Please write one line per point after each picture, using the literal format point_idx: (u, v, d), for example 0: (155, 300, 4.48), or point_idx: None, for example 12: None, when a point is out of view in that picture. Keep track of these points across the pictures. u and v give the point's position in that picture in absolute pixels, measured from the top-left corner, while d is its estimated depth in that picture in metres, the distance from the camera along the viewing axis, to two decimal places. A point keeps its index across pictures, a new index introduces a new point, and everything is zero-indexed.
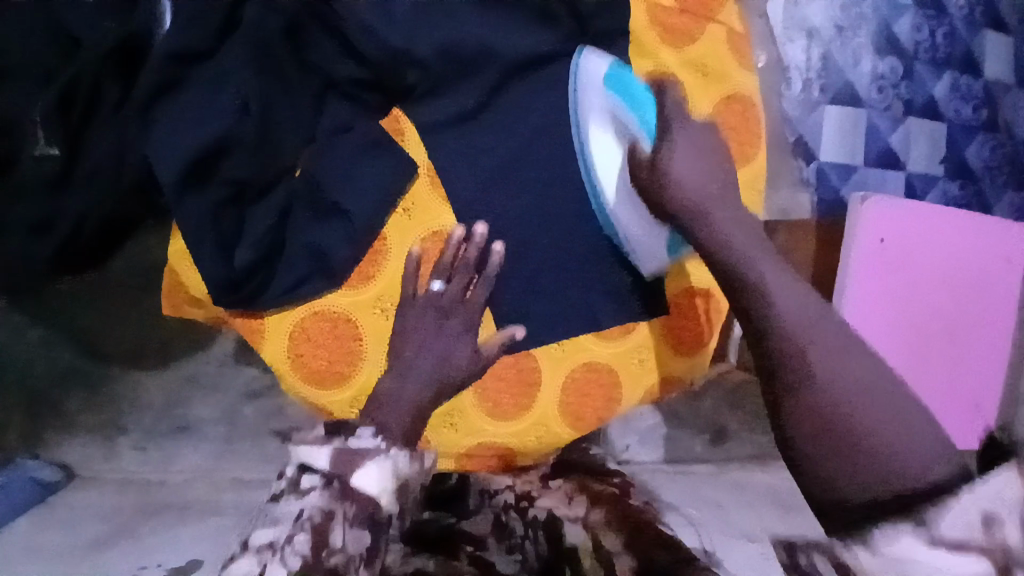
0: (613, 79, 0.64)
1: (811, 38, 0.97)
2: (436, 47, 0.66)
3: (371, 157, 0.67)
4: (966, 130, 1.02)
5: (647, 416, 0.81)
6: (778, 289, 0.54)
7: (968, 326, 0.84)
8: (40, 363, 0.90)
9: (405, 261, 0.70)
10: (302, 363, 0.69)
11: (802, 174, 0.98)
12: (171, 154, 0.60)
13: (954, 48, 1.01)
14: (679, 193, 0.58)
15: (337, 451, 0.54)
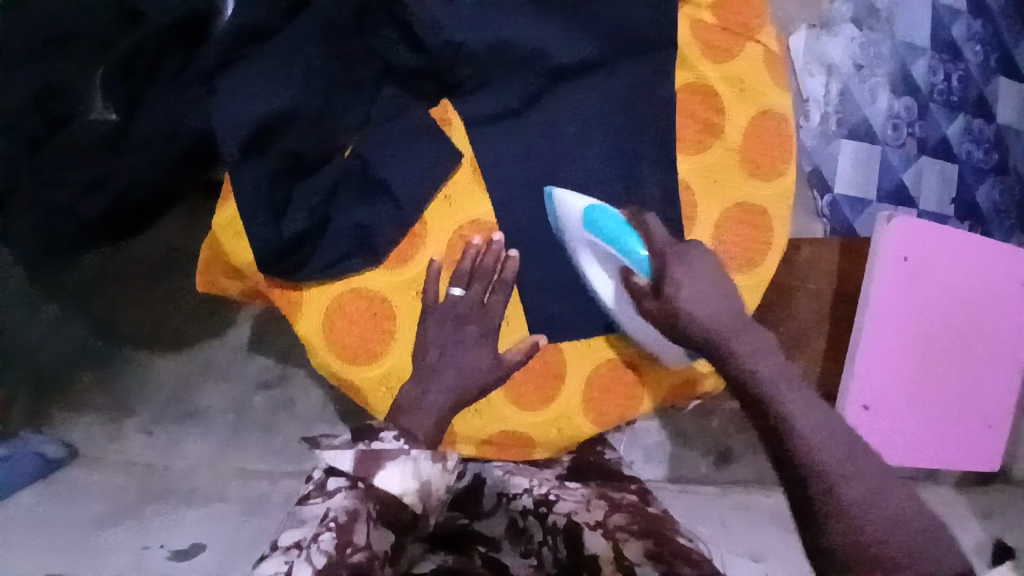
0: (590, 221, 0.68)
1: (830, 73, 1.07)
2: (491, 42, 0.68)
3: (419, 143, 0.69)
4: (976, 172, 1.11)
5: (651, 431, 1.04)
6: (807, 419, 0.54)
7: (986, 346, 0.87)
8: (49, 338, 0.96)
9: (442, 247, 0.72)
10: (335, 339, 0.70)
11: (817, 204, 1.07)
12: (234, 121, 0.61)
13: (968, 92, 1.11)
14: (701, 322, 0.60)
15: (361, 454, 0.60)
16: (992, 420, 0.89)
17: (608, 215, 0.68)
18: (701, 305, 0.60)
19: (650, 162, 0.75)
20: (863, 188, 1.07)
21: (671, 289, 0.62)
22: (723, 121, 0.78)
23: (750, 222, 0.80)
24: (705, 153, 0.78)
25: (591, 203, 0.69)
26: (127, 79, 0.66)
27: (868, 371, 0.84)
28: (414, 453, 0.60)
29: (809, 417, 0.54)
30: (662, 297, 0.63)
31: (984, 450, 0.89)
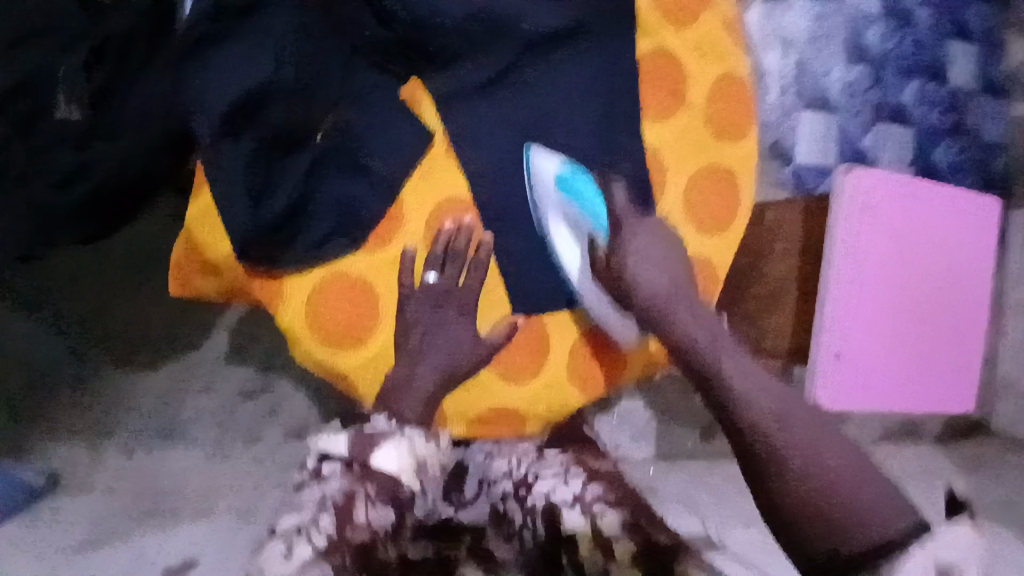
0: (563, 184, 0.74)
1: (786, 47, 1.09)
2: (459, 19, 0.70)
3: (392, 122, 0.70)
4: (933, 136, 1.13)
5: (638, 413, 1.05)
6: (745, 384, 0.63)
7: (953, 291, 0.90)
8: (31, 354, 0.97)
9: (421, 227, 0.72)
10: (318, 324, 0.70)
11: (781, 176, 1.09)
12: (217, 95, 0.62)
13: (922, 56, 1.11)
14: (650, 296, 0.70)
15: (355, 437, 0.60)
16: (964, 362, 0.92)
17: (577, 175, 0.74)
18: (645, 278, 0.71)
19: (622, 129, 0.77)
20: (825, 155, 1.09)
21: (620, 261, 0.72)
22: (686, 87, 0.80)
23: (720, 184, 0.82)
24: (673, 119, 0.80)
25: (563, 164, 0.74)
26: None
27: (840, 323, 0.86)
28: (408, 433, 0.61)
29: (744, 377, 0.63)
30: (612, 267, 0.73)
31: (955, 391, 0.93)
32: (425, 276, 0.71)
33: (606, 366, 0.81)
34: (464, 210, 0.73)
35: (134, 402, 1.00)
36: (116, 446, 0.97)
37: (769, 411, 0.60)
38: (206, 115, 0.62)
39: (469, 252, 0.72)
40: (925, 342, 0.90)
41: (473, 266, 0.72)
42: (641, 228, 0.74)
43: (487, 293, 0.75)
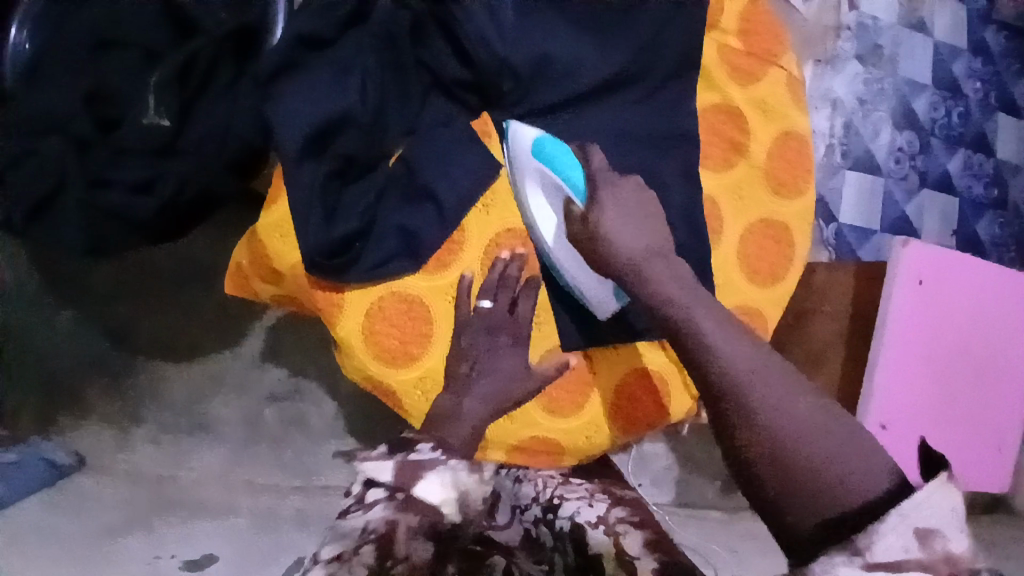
0: (539, 150, 0.69)
1: (836, 108, 1.10)
2: (534, 56, 0.71)
3: (464, 152, 0.73)
4: (976, 208, 1.18)
5: (662, 461, 1.03)
6: (722, 343, 0.58)
7: (997, 374, 0.89)
8: (65, 342, 0.98)
9: (479, 253, 0.74)
10: (375, 341, 0.71)
11: (823, 234, 1.10)
12: (298, 119, 0.63)
13: (968, 128, 1.17)
14: (621, 252, 0.64)
15: (400, 463, 0.65)
16: (1001, 443, 0.90)
17: (552, 139, 0.69)
18: (623, 237, 0.64)
19: (677, 175, 0.78)
20: (869, 218, 1.11)
21: (595, 218, 0.65)
22: (748, 140, 0.81)
23: (773, 237, 0.83)
24: (731, 171, 0.81)
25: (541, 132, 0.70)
26: (182, 83, 0.69)
27: (886, 393, 0.84)
28: (451, 464, 0.66)
29: (725, 341, 0.58)
30: (587, 228, 0.66)
31: (995, 471, 0.89)
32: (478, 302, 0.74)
33: (650, 409, 0.79)
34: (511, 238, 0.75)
35: (161, 397, 1.01)
36: (142, 438, 0.99)
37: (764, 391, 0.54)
38: (291, 133, 0.63)
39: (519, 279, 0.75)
40: (969, 425, 0.88)
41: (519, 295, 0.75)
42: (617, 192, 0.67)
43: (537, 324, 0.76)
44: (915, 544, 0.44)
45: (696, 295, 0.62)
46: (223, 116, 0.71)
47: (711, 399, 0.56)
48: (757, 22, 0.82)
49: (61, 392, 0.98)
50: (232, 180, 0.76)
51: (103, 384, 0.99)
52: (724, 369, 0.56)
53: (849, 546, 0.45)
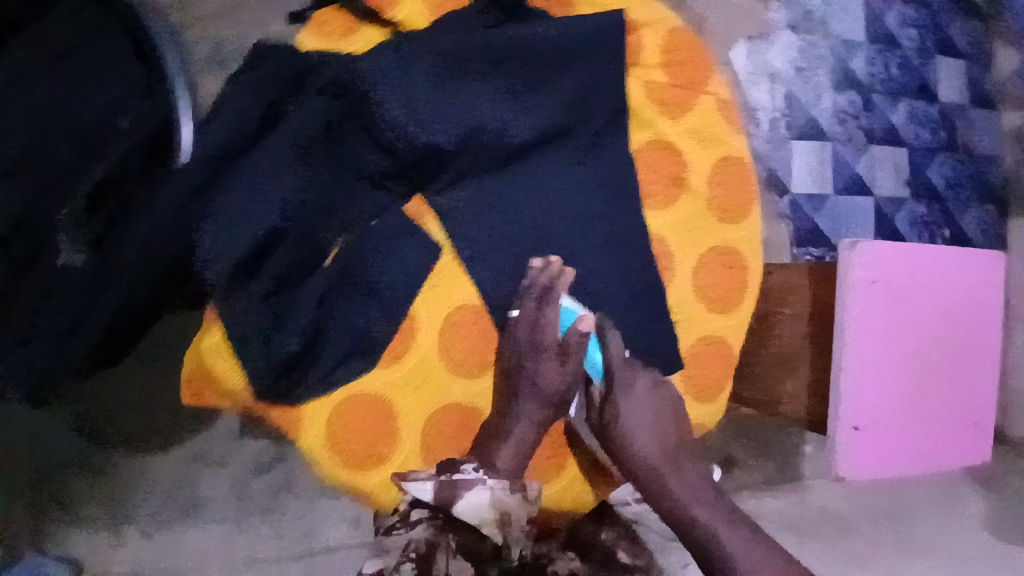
0: (569, 330, 0.73)
1: (775, 81, 1.07)
2: (456, 132, 0.69)
3: (408, 242, 0.70)
4: (927, 152, 1.14)
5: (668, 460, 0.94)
6: (742, 554, 0.61)
7: (963, 352, 0.88)
8: (43, 441, 0.73)
9: (436, 336, 0.72)
10: (340, 447, 0.71)
11: (779, 207, 1.08)
12: (229, 243, 0.61)
13: (909, 79, 1.13)
14: (641, 455, 0.71)
15: (443, 483, 0.68)
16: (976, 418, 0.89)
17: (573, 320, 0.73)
18: (641, 440, 0.71)
19: (627, 218, 0.77)
20: (821, 184, 1.08)
21: (612, 409, 0.72)
22: (686, 172, 0.81)
23: (728, 264, 0.82)
24: (677, 205, 0.80)
25: (570, 306, 0.73)
26: (92, 216, 0.53)
27: (856, 395, 0.82)
28: (491, 483, 0.69)
29: (746, 553, 0.60)
30: (605, 412, 0.73)
31: (972, 445, 0.90)
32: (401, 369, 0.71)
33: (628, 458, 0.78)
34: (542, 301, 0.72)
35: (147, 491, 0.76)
36: (138, 530, 0.75)
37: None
38: (223, 259, 0.61)
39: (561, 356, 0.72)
40: (943, 408, 0.87)
41: (568, 355, 0.72)
42: (634, 387, 0.73)
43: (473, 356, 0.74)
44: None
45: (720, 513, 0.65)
46: (150, 229, 0.57)
47: None
48: (681, 49, 0.82)
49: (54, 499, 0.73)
50: (180, 295, 0.65)
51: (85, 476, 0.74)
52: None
53: None
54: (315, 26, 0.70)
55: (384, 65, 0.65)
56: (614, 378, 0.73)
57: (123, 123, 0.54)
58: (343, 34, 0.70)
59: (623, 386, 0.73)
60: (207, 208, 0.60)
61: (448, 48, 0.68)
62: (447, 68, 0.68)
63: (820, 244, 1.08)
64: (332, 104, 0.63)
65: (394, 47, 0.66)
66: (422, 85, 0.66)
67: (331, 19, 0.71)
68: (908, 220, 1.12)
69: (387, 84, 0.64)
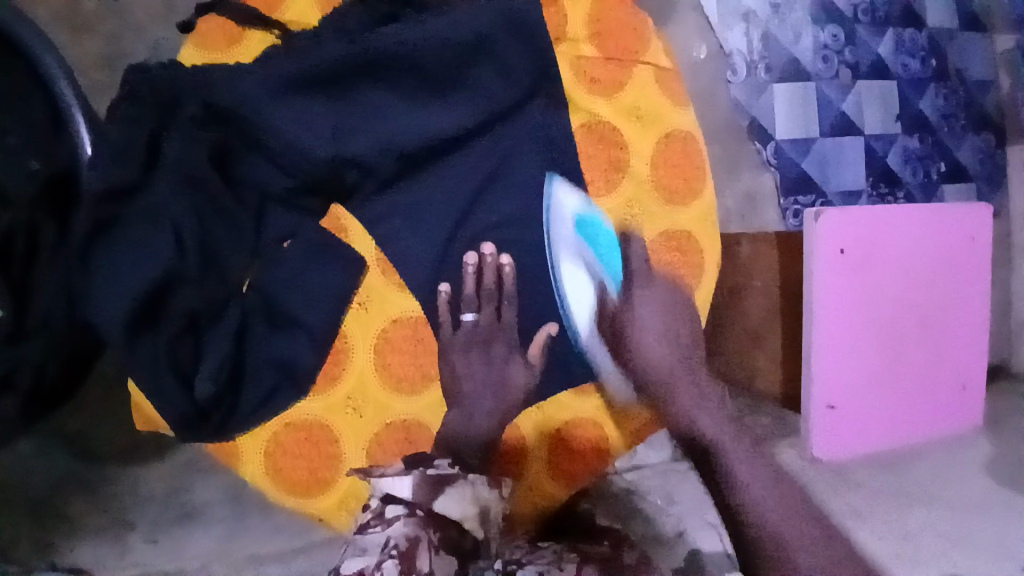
0: (582, 224, 0.74)
1: (749, 21, 0.86)
2: (376, 146, 0.65)
3: (327, 261, 0.68)
4: (917, 85, 0.91)
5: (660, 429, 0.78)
6: (749, 486, 0.74)
7: (944, 314, 0.82)
8: (34, 472, 0.67)
9: (371, 355, 0.70)
10: (283, 477, 0.69)
11: (761, 156, 0.86)
12: (122, 296, 0.60)
13: (893, 6, 0.90)
14: (646, 364, 0.77)
15: (421, 479, 0.66)
16: (963, 384, 0.83)
17: (597, 222, 0.75)
18: (652, 351, 0.77)
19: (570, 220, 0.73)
20: (805, 126, 0.87)
21: (627, 316, 0.76)
22: (627, 155, 0.75)
23: (677, 249, 0.78)
24: (617, 191, 0.75)
25: (587, 207, 0.74)
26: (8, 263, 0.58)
27: (828, 373, 0.77)
28: (473, 479, 0.68)
29: (748, 476, 0.74)
30: (618, 324, 0.76)
31: (957, 409, 0.83)
32: (341, 389, 0.69)
33: (590, 456, 0.76)
34: (499, 301, 0.72)
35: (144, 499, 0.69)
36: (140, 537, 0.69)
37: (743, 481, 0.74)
38: (112, 317, 0.61)
39: (528, 348, 0.73)
40: (924, 375, 0.81)
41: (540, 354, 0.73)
42: (651, 289, 0.77)
43: (415, 366, 0.71)
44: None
45: (719, 420, 0.78)
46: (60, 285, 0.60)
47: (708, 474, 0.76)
48: (607, 20, 0.75)
49: (52, 517, 0.68)
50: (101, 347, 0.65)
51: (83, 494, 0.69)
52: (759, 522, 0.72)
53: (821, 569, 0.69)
54: (199, 36, 0.67)
55: (262, 87, 0.62)
56: (632, 287, 0.77)
57: (34, 164, 0.58)
58: (228, 44, 0.67)
59: (638, 300, 0.77)
60: (90, 267, 0.61)
61: (334, 60, 0.64)
62: (333, 82, 0.64)
63: (809, 192, 0.87)
64: (206, 132, 0.62)
65: (275, 68, 0.63)
66: (321, 103, 0.64)
67: (213, 27, 0.67)
68: (900, 159, 0.90)
69: (289, 111, 0.63)
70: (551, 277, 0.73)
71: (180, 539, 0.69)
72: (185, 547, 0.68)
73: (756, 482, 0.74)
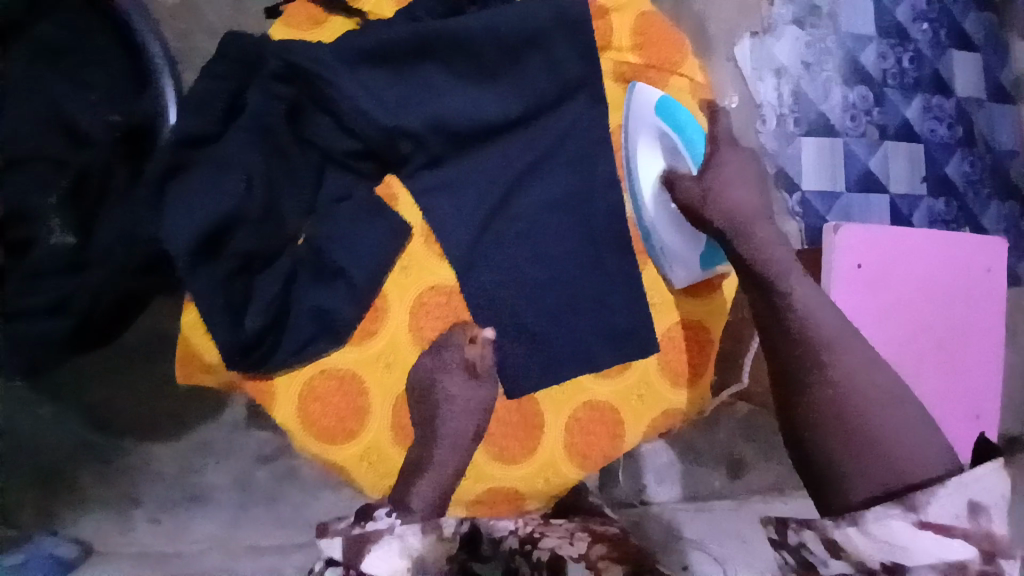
0: (663, 110, 0.79)
1: (780, 76, 0.99)
2: (428, 120, 0.72)
3: (375, 222, 0.73)
4: (943, 148, 1.03)
5: (662, 453, 0.85)
6: (837, 336, 0.72)
7: (960, 343, 0.84)
8: (43, 439, 0.79)
9: (406, 317, 0.75)
10: (312, 422, 0.72)
11: (787, 205, 0.97)
12: (185, 225, 0.65)
13: (922, 72, 1.03)
14: (725, 211, 0.76)
15: (351, 539, 0.64)
16: (979, 415, 0.83)
17: (675, 106, 0.80)
18: (733, 194, 0.77)
19: (602, 214, 0.78)
20: (831, 177, 0.99)
21: (710, 179, 0.78)
22: None
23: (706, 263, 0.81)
24: None
25: (665, 96, 0.80)
26: (78, 200, 0.69)
27: None
28: (400, 530, 0.65)
29: (825, 313, 0.73)
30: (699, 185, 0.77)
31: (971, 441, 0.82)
32: (375, 342, 0.74)
33: (604, 439, 0.80)
34: (531, 277, 0.76)
35: (157, 471, 0.81)
36: (144, 514, 0.80)
37: (863, 391, 0.70)
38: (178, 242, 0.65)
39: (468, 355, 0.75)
40: (940, 401, 0.82)
41: (479, 373, 0.76)
42: (727, 156, 0.81)
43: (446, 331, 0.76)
44: (965, 511, 0.60)
45: (809, 286, 0.74)
46: (121, 222, 0.68)
47: (784, 355, 0.74)
48: (650, 33, 0.84)
49: (59, 481, 0.79)
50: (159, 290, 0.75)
51: (94, 468, 0.80)
52: (840, 400, 0.69)
53: (852, 519, 0.65)
54: (286, 16, 0.75)
55: (336, 55, 0.69)
56: (710, 158, 0.80)
57: (115, 119, 0.70)
58: (310, 24, 0.75)
59: (712, 168, 0.79)
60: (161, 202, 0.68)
61: (398, 39, 0.70)
62: (396, 59, 0.71)
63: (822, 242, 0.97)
64: (285, 88, 0.69)
65: (353, 39, 0.70)
66: (380, 71, 0.71)
67: (300, 9, 0.75)
68: (924, 219, 1.01)
69: (357, 79, 0.69)
70: (626, 162, 0.79)
71: (186, 520, 0.80)
72: (190, 529, 0.80)
73: (830, 318, 0.73)
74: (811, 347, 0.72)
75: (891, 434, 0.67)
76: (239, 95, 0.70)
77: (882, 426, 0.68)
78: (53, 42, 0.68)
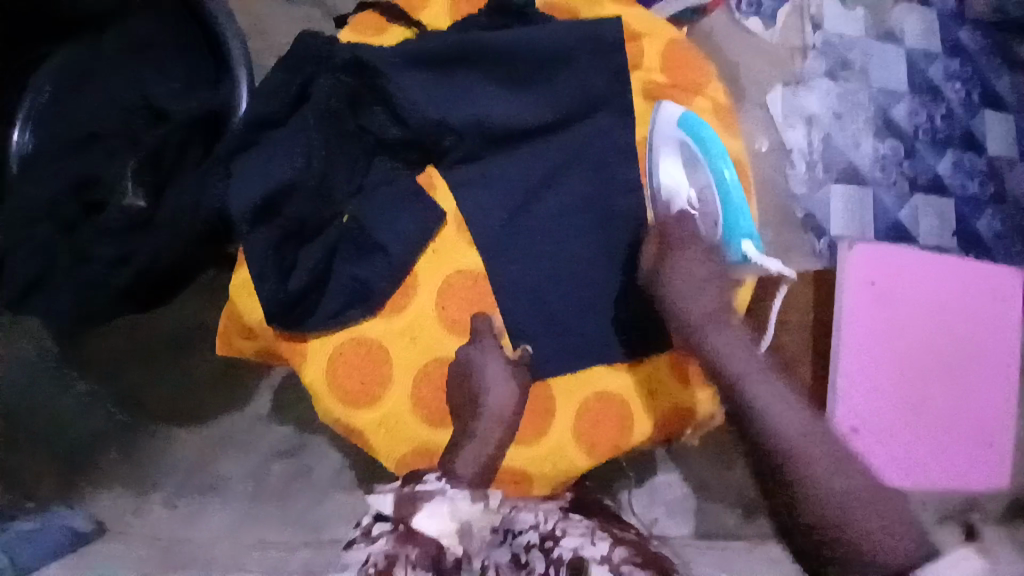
0: (685, 123, 0.84)
1: (811, 124, 1.09)
2: (473, 118, 0.80)
3: (414, 204, 0.80)
4: (973, 206, 1.10)
5: (676, 489, 1.02)
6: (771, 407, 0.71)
7: (973, 368, 0.86)
8: (81, 410, 0.99)
9: (434, 295, 0.80)
10: (337, 384, 0.77)
11: (816, 246, 1.04)
12: (249, 190, 0.74)
13: (954, 130, 1.11)
14: (685, 314, 0.78)
15: (402, 494, 0.67)
16: (990, 439, 0.86)
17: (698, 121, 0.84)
18: (688, 295, 0.78)
19: (625, 216, 0.83)
20: (860, 224, 1.06)
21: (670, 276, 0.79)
22: None
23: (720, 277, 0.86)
24: None
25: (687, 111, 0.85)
26: (153, 170, 0.78)
27: (847, 395, 0.82)
28: (450, 493, 0.67)
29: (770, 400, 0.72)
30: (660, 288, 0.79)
31: (981, 465, 0.86)
32: (403, 315, 0.79)
33: (613, 430, 0.82)
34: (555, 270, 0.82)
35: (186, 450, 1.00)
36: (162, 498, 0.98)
37: (819, 458, 0.67)
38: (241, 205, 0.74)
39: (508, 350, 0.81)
40: (950, 426, 0.85)
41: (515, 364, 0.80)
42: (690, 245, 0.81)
43: (471, 312, 0.81)
44: None
45: (751, 365, 0.75)
46: (189, 191, 0.77)
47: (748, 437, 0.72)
48: (678, 57, 0.91)
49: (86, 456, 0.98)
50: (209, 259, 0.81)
51: (119, 445, 1.00)
52: (808, 467, 0.66)
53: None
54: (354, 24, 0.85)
55: (398, 55, 0.78)
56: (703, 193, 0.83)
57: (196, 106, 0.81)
58: (376, 31, 0.85)
59: (676, 256, 0.80)
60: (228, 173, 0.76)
61: (450, 44, 0.79)
62: (445, 62, 0.79)
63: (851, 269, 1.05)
64: (350, 78, 0.78)
65: (413, 44, 0.79)
66: (433, 72, 0.79)
67: (367, 19, 0.85)
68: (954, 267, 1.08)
69: (413, 77, 0.78)
70: (650, 171, 0.85)
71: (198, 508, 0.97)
72: (197, 521, 0.94)
73: (781, 409, 0.71)
74: (760, 426, 0.70)
75: (856, 499, 0.64)
76: (307, 82, 0.78)
77: (842, 493, 0.64)
78: (149, 35, 0.80)
